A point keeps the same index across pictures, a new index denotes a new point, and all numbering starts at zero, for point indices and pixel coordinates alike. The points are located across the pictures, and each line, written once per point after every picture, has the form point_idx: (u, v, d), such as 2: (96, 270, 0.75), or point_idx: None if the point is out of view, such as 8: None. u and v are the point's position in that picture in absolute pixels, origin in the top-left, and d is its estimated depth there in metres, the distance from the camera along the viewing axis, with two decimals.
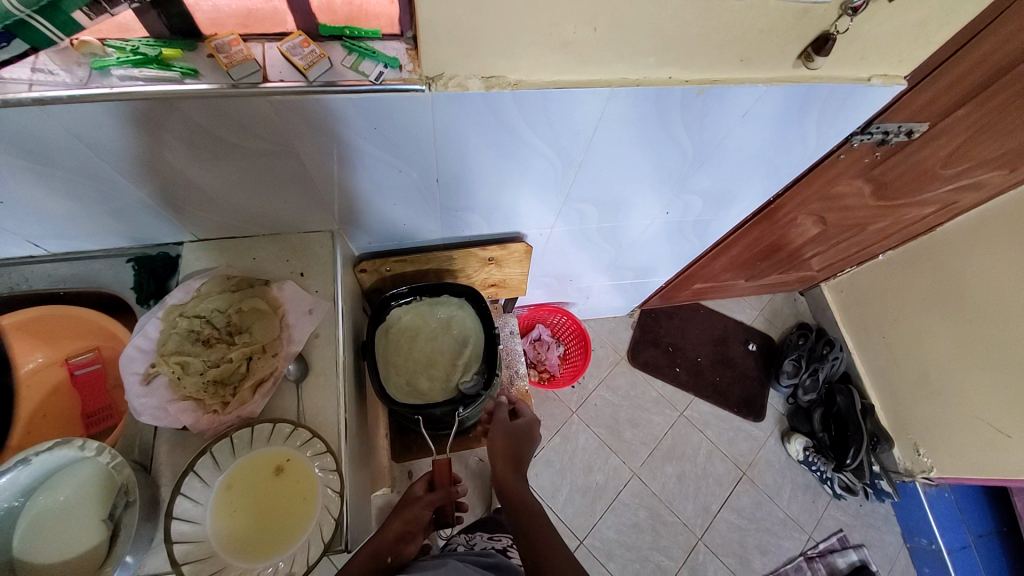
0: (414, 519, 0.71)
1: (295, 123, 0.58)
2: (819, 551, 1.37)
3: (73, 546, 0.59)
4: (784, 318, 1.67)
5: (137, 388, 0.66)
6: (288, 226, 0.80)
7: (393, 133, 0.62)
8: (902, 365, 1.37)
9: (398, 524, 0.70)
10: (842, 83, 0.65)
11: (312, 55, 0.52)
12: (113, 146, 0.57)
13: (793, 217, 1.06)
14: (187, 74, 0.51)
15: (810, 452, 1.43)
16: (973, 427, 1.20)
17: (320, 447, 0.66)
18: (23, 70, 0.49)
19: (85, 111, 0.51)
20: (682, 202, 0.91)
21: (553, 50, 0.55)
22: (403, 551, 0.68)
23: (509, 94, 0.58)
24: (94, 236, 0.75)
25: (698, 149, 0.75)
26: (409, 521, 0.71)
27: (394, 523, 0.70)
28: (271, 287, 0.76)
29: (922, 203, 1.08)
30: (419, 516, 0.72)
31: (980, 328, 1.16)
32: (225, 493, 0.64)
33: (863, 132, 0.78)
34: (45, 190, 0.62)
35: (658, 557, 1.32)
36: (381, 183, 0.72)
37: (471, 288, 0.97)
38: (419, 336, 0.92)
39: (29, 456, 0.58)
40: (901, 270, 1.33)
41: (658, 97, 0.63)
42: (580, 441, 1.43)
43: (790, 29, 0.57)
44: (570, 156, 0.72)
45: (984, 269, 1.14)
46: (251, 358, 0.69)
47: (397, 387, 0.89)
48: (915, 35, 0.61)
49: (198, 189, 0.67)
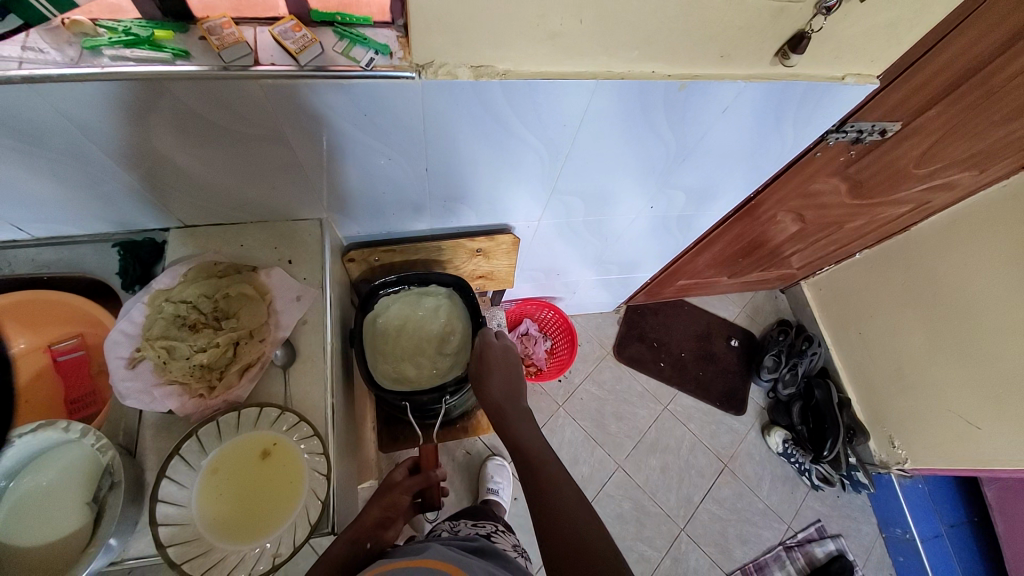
0: (392, 505, 0.72)
1: (284, 107, 0.58)
2: (797, 540, 1.41)
3: (55, 529, 0.59)
4: (765, 315, 1.71)
5: (121, 372, 0.66)
6: (276, 214, 0.80)
7: (383, 121, 0.62)
8: (877, 359, 1.42)
9: (377, 510, 0.70)
10: (816, 82, 0.68)
11: (303, 40, 0.53)
12: (101, 129, 0.57)
13: (773, 214, 1.09)
14: (179, 55, 0.51)
15: (788, 444, 1.48)
16: (946, 420, 1.25)
17: (307, 431, 0.65)
18: (13, 48, 0.49)
19: (74, 90, 0.51)
20: (666, 197, 0.93)
21: (541, 41, 0.56)
22: (383, 536, 0.68)
23: (498, 83, 0.59)
24: (79, 220, 0.74)
25: (680, 145, 0.78)
26: (387, 507, 0.71)
27: (374, 510, 0.70)
28: (258, 273, 0.76)
29: (897, 202, 1.13)
30: (397, 502, 0.73)
31: (952, 323, 1.21)
32: (211, 476, 0.64)
33: (838, 130, 0.81)
34: (30, 172, 0.62)
35: (643, 547, 1.34)
36: (372, 171, 0.73)
37: (460, 278, 0.97)
38: (408, 324, 0.94)
39: (13, 438, 0.59)
40: (877, 267, 1.38)
41: (641, 92, 0.65)
42: (566, 434, 1.45)
43: (768, 27, 0.59)
44: (557, 147, 0.73)
45: (956, 266, 1.18)
46: (238, 343, 0.69)
47: (384, 374, 0.90)
48: (887, 35, 0.64)
49: (186, 174, 0.67)
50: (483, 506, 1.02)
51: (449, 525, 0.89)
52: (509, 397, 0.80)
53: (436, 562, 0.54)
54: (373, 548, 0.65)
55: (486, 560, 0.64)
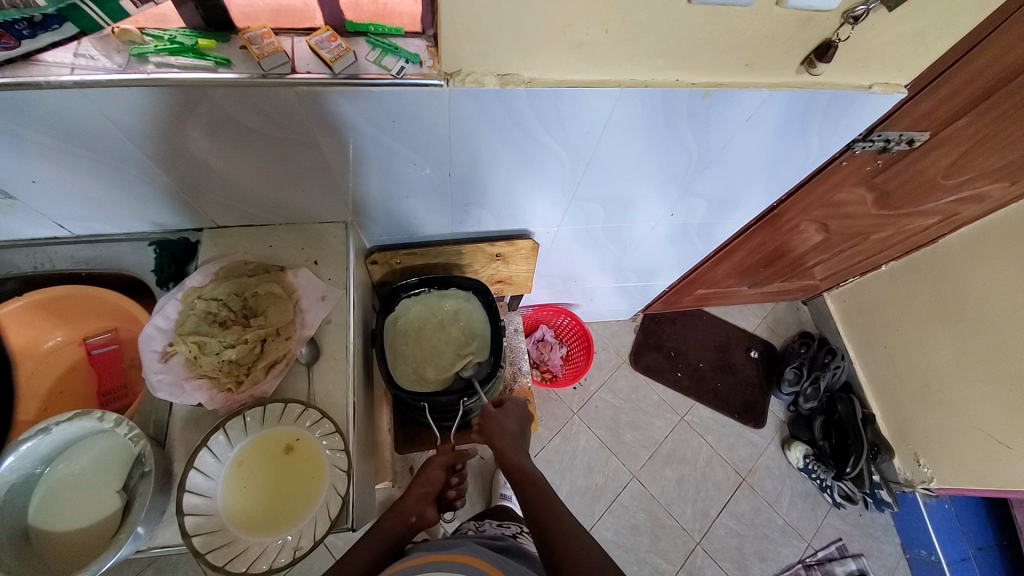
0: (431, 481, 0.77)
1: (317, 112, 0.60)
2: (817, 559, 1.37)
3: (94, 510, 0.63)
4: (786, 326, 1.68)
5: (154, 365, 0.68)
6: (303, 216, 0.83)
7: (410, 126, 0.64)
8: (902, 375, 1.38)
9: (417, 492, 0.76)
10: (842, 90, 0.68)
11: (338, 49, 0.55)
12: (146, 132, 0.60)
13: (796, 223, 1.08)
14: (221, 63, 0.54)
15: (810, 460, 1.44)
16: (975, 439, 1.20)
17: (329, 428, 0.67)
18: (65, 55, 0.52)
19: (122, 94, 0.54)
20: (687, 205, 0.93)
21: (566, 50, 0.57)
22: (426, 514, 0.74)
23: (523, 91, 0.61)
24: (120, 219, 0.77)
25: (703, 152, 0.77)
26: (424, 483, 0.77)
27: (414, 489, 0.76)
28: (286, 273, 0.78)
29: (925, 213, 1.10)
30: (432, 479, 0.78)
31: (981, 338, 1.17)
32: (237, 469, 0.66)
33: (865, 139, 0.81)
34: (78, 173, 0.66)
35: (656, 559, 1.32)
36: (396, 176, 0.75)
37: (480, 282, 0.99)
38: (427, 327, 0.94)
39: (50, 426, 0.61)
40: (902, 281, 1.35)
41: (665, 100, 0.65)
42: (580, 442, 1.44)
43: (793, 36, 0.60)
44: (579, 154, 0.74)
45: (984, 280, 1.15)
46: (265, 340, 0.71)
47: (405, 375, 0.90)
48: (914, 45, 0.64)
49: (220, 176, 0.70)
50: (513, 509, 1.04)
51: (476, 524, 0.91)
52: (523, 444, 0.81)
53: (471, 557, 0.59)
54: (418, 522, 0.72)
55: (513, 559, 0.69)
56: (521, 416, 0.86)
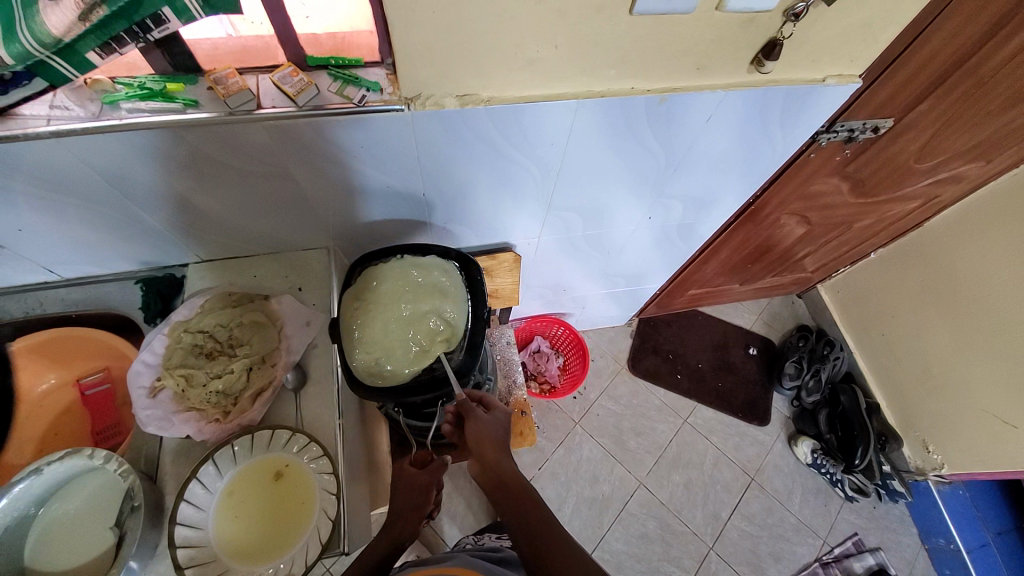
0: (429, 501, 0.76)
1: (288, 145, 0.63)
2: (834, 556, 1.34)
3: (89, 546, 0.64)
4: (782, 320, 1.67)
5: (143, 401, 0.69)
6: (285, 245, 0.85)
7: (381, 152, 0.67)
8: (903, 361, 1.37)
9: (410, 508, 0.73)
10: (797, 85, 0.70)
11: (300, 83, 0.58)
12: (123, 175, 0.63)
13: (776, 217, 1.09)
14: (188, 105, 0.56)
15: (818, 454, 1.42)
16: (981, 420, 1.18)
17: (316, 452, 0.68)
18: (42, 107, 0.55)
19: (97, 141, 0.56)
20: (664, 206, 0.94)
21: (520, 67, 0.60)
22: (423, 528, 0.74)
23: (483, 110, 0.63)
24: (107, 261, 0.80)
25: (669, 156, 0.79)
26: (416, 499, 0.74)
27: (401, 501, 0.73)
28: (270, 301, 0.79)
29: (906, 198, 1.11)
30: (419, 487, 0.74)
31: (977, 317, 1.16)
32: (227, 498, 0.67)
33: (829, 129, 0.82)
34: (63, 219, 0.68)
35: (669, 567, 1.30)
36: (372, 198, 0.76)
37: (462, 253, 0.78)
38: (392, 308, 0.72)
39: (42, 466, 0.61)
40: (892, 268, 1.35)
41: (623, 108, 0.67)
42: (583, 452, 1.43)
43: (739, 38, 0.62)
44: (548, 164, 0.76)
45: (972, 260, 1.16)
46: (251, 368, 0.72)
47: (369, 371, 0.69)
48: (863, 35, 0.66)
49: (202, 213, 0.72)
50: None
51: (474, 539, 0.91)
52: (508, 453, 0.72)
53: (462, 569, 0.60)
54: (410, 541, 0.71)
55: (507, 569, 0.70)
56: (504, 425, 0.75)
